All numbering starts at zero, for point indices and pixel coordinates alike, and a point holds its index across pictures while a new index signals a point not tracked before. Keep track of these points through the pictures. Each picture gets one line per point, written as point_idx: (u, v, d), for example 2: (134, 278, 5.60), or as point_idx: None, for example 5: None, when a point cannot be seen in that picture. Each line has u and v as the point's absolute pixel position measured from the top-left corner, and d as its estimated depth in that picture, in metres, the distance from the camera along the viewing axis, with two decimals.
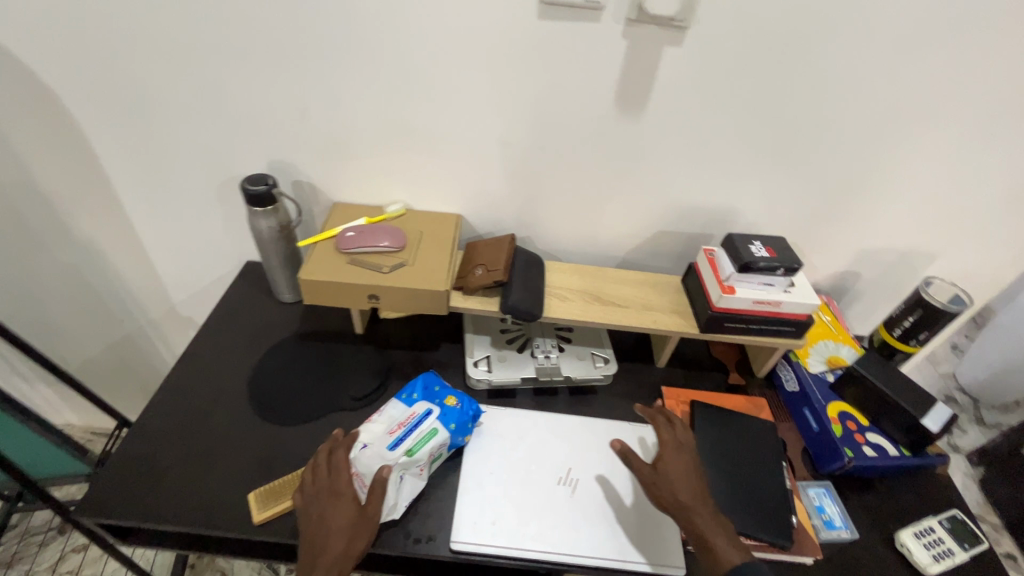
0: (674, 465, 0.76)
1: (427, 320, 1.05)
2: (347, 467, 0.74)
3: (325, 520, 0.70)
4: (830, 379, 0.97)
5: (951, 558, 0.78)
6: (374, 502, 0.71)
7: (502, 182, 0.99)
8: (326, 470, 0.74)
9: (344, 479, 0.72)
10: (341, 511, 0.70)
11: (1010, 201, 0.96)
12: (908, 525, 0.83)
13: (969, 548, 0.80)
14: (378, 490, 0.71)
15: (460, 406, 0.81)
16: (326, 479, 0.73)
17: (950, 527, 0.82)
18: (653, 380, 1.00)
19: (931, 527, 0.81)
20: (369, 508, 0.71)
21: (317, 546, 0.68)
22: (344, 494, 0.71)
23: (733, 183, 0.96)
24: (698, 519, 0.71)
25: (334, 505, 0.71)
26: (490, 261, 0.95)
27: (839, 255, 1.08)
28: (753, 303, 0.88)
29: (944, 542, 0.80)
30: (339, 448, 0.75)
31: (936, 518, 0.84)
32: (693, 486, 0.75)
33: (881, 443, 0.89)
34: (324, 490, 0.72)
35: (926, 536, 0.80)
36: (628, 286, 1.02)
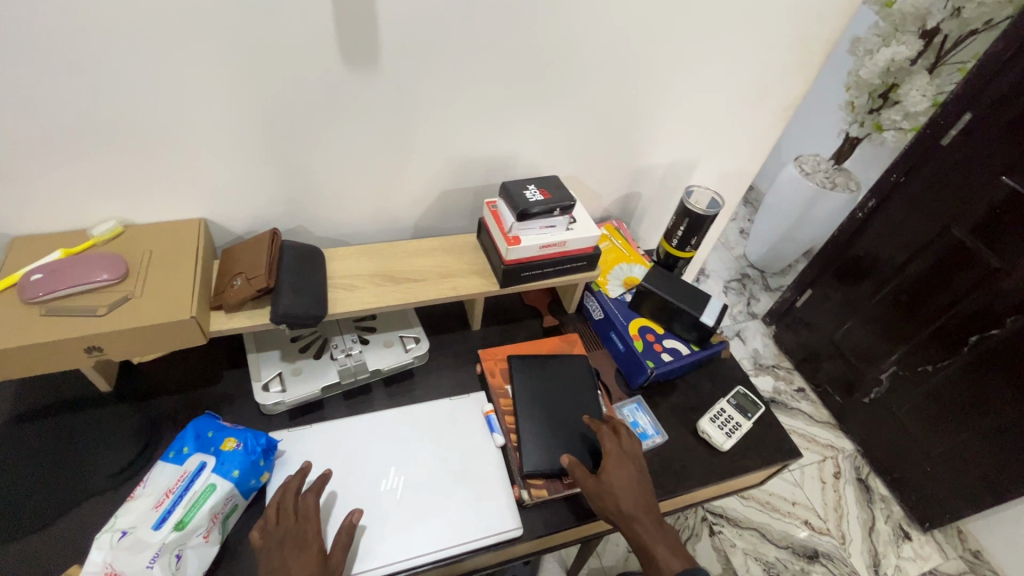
0: (619, 475, 0.74)
1: (199, 351, 0.88)
2: (316, 514, 0.67)
3: (285, 569, 0.61)
4: (628, 299, 1.02)
5: (739, 431, 0.90)
6: (341, 550, 0.64)
7: (243, 172, 0.82)
8: (292, 513, 0.66)
9: (313, 528, 0.65)
10: (304, 563, 0.61)
11: (739, 104, 1.07)
12: (706, 411, 0.94)
13: (751, 416, 0.93)
14: (346, 535, 0.65)
15: (241, 447, 0.70)
16: (293, 523, 0.65)
17: (736, 403, 0.94)
18: (470, 346, 0.97)
19: (722, 408, 0.93)
20: (335, 557, 0.64)
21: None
22: (310, 540, 0.64)
23: (502, 129, 0.93)
24: (642, 527, 0.70)
25: (297, 555, 0.62)
26: (249, 267, 0.80)
27: (618, 180, 1.13)
28: (540, 248, 0.88)
29: (733, 418, 0.92)
30: (310, 494, 0.69)
31: (725, 398, 0.95)
32: (637, 494, 0.73)
33: (676, 346, 0.97)
34: (289, 539, 0.64)
35: (719, 418, 0.91)
36: (422, 256, 0.95)
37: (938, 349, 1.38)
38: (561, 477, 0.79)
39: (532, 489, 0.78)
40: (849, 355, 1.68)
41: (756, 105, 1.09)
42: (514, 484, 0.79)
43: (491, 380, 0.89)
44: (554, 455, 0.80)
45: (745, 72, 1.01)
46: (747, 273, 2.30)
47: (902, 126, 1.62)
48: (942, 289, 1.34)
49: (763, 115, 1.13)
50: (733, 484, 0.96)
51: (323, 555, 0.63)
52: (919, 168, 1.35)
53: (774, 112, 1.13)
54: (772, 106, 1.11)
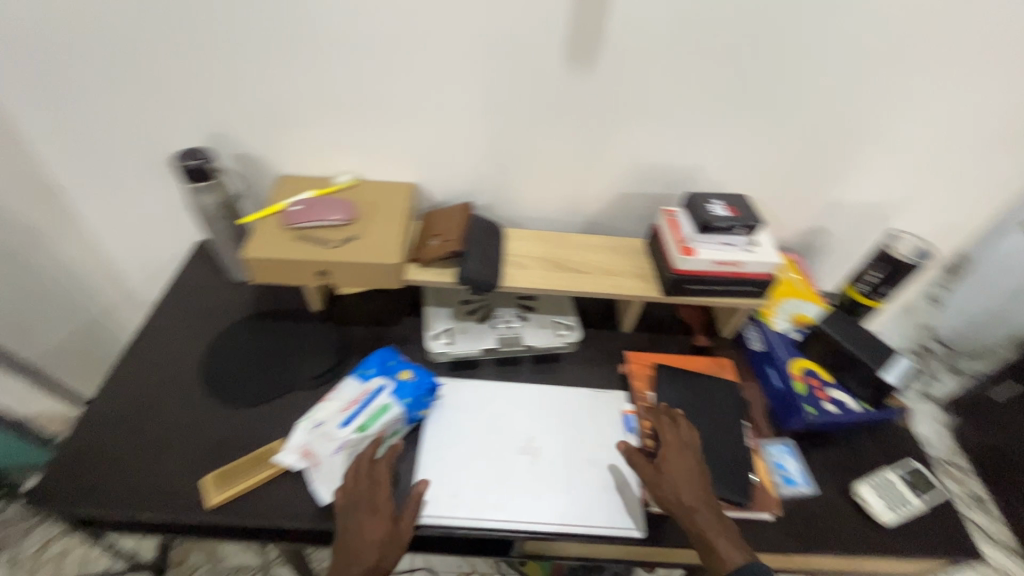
0: (678, 465, 0.74)
1: (388, 294, 1.02)
2: (387, 483, 0.72)
3: (360, 530, 0.68)
4: (795, 337, 0.97)
5: (906, 509, 0.80)
6: (409, 516, 0.70)
7: (457, 149, 0.94)
8: (368, 477, 0.72)
9: (384, 494, 0.71)
10: (377, 527, 0.68)
11: (979, 149, 0.94)
12: (867, 476, 0.85)
13: (926, 499, 0.82)
14: (413, 503, 0.70)
15: (414, 380, 0.80)
16: (367, 488, 0.71)
17: (908, 478, 0.83)
18: (618, 346, 0.99)
19: (887, 478, 0.83)
20: (404, 523, 0.70)
21: (351, 555, 0.67)
22: (382, 508, 0.70)
23: (696, 141, 0.93)
24: (701, 520, 0.70)
25: (371, 518, 0.69)
26: (446, 231, 0.92)
27: (806, 212, 1.06)
28: (714, 264, 0.86)
29: (901, 494, 0.81)
30: (381, 459, 0.74)
31: (895, 469, 0.85)
32: (696, 486, 0.73)
33: (843, 399, 0.89)
34: (362, 502, 0.70)
35: (883, 488, 0.82)
36: (591, 251, 0.99)
37: None
38: None
39: None
40: None
41: (1001, 153, 0.95)
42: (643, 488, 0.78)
43: (635, 382, 0.91)
44: None
45: (997, 114, 0.88)
46: (930, 348, 1.98)
47: None
48: None
49: (1007, 167, 0.97)
50: (883, 567, 0.85)
51: (394, 521, 0.70)
52: None
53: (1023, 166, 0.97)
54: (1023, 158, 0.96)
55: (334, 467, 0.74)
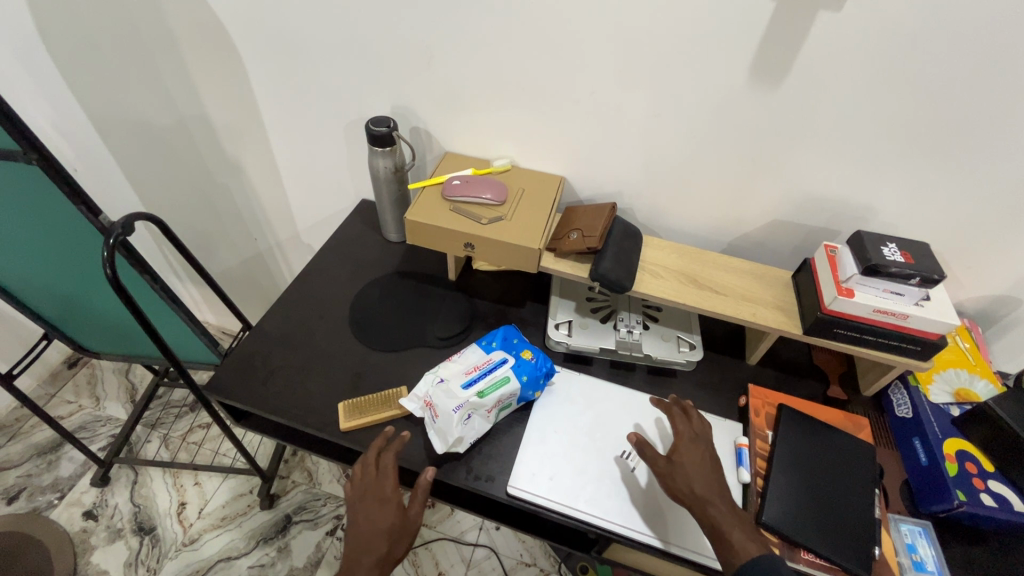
0: (689, 455, 0.73)
1: (516, 277, 1.07)
2: (393, 477, 0.77)
3: (372, 519, 0.75)
4: (954, 413, 0.85)
5: None
6: (416, 505, 0.76)
7: (612, 150, 0.96)
8: (378, 470, 0.77)
9: (390, 486, 0.76)
10: (386, 515, 0.75)
11: None
12: None
13: None
14: (420, 493, 0.76)
15: (534, 360, 0.84)
16: (377, 480, 0.77)
17: None
18: (740, 376, 0.94)
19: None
20: (412, 510, 0.76)
21: (364, 544, 0.74)
22: (390, 501, 0.75)
23: (877, 177, 0.85)
24: (712, 509, 0.67)
25: (380, 509, 0.75)
26: (587, 226, 0.93)
27: (998, 276, 0.92)
28: (873, 311, 0.79)
29: None
30: (387, 451, 0.78)
31: None
32: (711, 478, 0.71)
33: (1003, 493, 0.76)
34: (371, 492, 0.76)
35: None
36: (729, 273, 0.96)
37: None
38: (800, 549, 0.72)
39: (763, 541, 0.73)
40: None
41: None
42: None
43: (753, 417, 0.86)
44: (802, 523, 0.73)
45: None
46: None
47: None
48: None
49: None
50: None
51: (402, 509, 0.76)
52: None
53: None
54: None
55: (450, 423, 0.77)
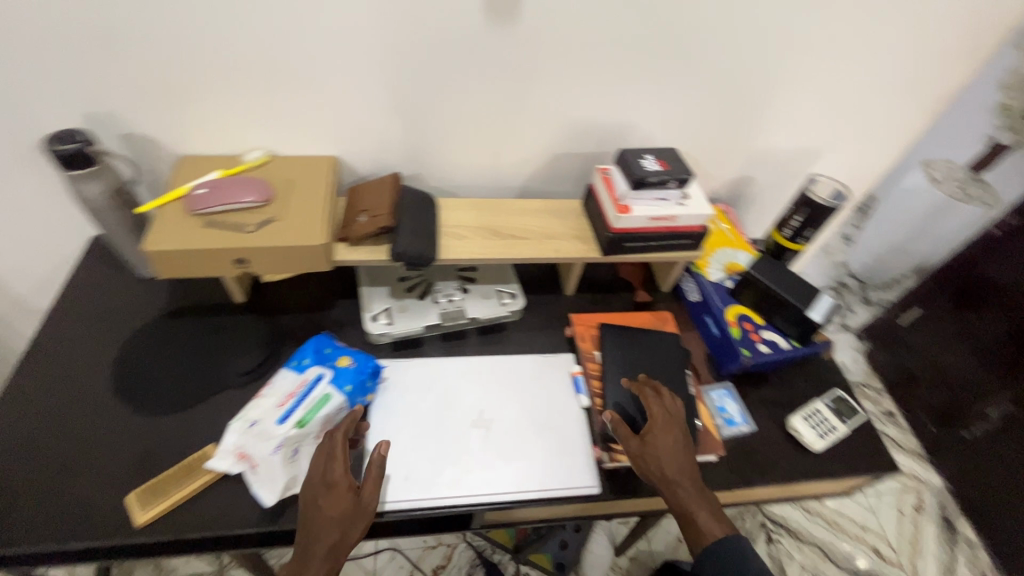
0: (664, 440, 0.74)
1: (317, 278, 0.96)
2: (345, 457, 0.67)
3: (319, 508, 0.64)
4: (729, 285, 0.99)
5: (834, 434, 0.86)
6: (371, 485, 0.66)
7: (377, 116, 0.88)
8: (328, 453, 0.67)
9: (339, 467, 0.66)
10: (336, 502, 0.64)
11: (889, 92, 0.98)
12: (798, 409, 0.90)
13: (849, 423, 0.88)
14: (375, 468, 0.66)
15: (353, 365, 0.75)
16: (325, 465, 0.66)
17: (833, 406, 0.90)
18: (562, 310, 0.99)
19: (816, 408, 0.89)
20: (366, 493, 0.65)
21: (311, 536, 0.62)
22: (338, 484, 0.65)
23: (626, 95, 0.91)
24: (682, 493, 0.72)
25: (328, 493, 0.64)
26: (375, 206, 0.86)
27: (734, 162, 1.08)
28: (649, 220, 0.87)
29: (828, 420, 0.88)
30: (343, 431, 0.69)
31: (822, 399, 0.91)
32: (681, 460, 0.74)
33: (774, 339, 0.94)
34: (319, 478, 0.66)
35: (813, 418, 0.88)
36: (527, 216, 0.97)
37: None
38: None
39: (613, 453, 0.79)
40: (956, 387, 1.54)
41: (908, 96, 1.00)
42: (595, 446, 0.80)
43: (581, 344, 0.91)
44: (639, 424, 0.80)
45: (905, 56, 0.92)
46: (845, 282, 2.18)
47: None
48: None
49: (913, 109, 1.03)
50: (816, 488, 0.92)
51: (358, 492, 0.65)
52: None
53: (926, 108, 1.03)
54: (927, 98, 1.01)
55: (273, 468, 0.67)
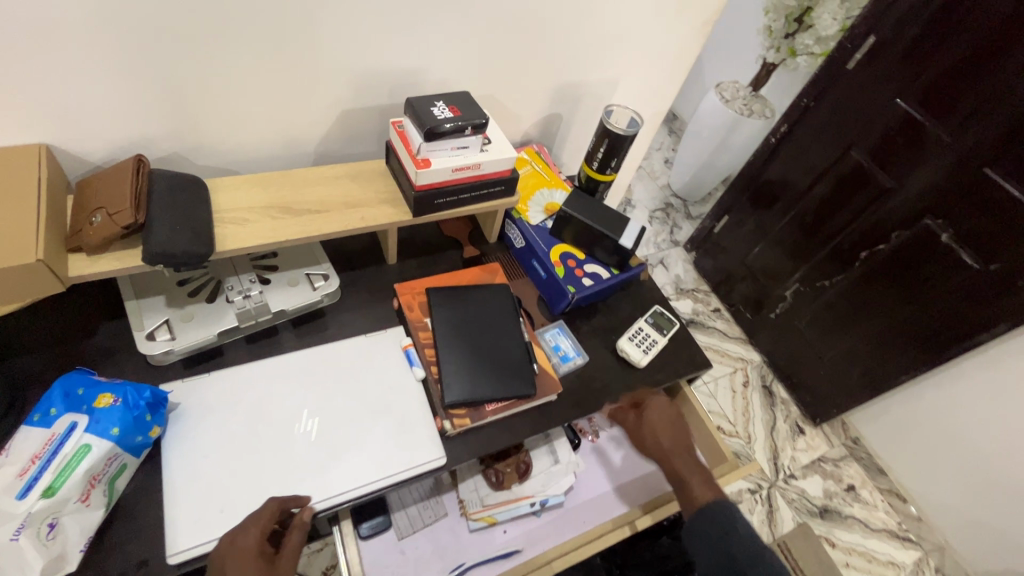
0: (655, 413, 0.89)
1: (64, 301, 0.76)
2: (268, 519, 0.62)
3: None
4: (550, 225, 0.99)
5: (656, 347, 0.93)
6: (290, 552, 0.63)
7: (91, 85, 0.68)
8: (246, 519, 0.61)
9: (258, 532, 0.60)
10: (246, 567, 0.58)
11: (662, 17, 1.03)
12: (624, 332, 0.96)
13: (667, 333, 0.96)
14: (298, 535, 0.63)
15: (119, 402, 0.61)
16: (240, 531, 0.60)
17: (652, 321, 0.97)
18: (388, 281, 0.92)
19: (639, 327, 0.95)
20: (283, 561, 0.62)
21: None
22: (252, 551, 0.59)
23: (407, 36, 0.82)
24: (676, 461, 0.85)
25: (238, 558, 0.58)
26: (111, 200, 0.68)
27: (538, 100, 1.07)
28: (453, 172, 0.81)
29: (649, 335, 0.94)
30: (280, 500, 0.64)
31: (642, 317, 0.97)
32: (676, 433, 0.88)
33: (597, 271, 0.96)
34: (232, 547, 0.59)
35: (637, 336, 0.94)
36: (323, 184, 0.86)
37: (835, 266, 1.51)
38: (485, 404, 0.79)
39: (454, 419, 0.76)
40: (758, 276, 1.79)
41: (678, 19, 1.05)
42: (437, 416, 0.77)
43: (409, 314, 0.85)
44: (477, 384, 0.78)
45: None
46: (670, 203, 2.37)
47: (814, 50, 1.75)
48: (840, 209, 1.45)
49: (687, 32, 1.09)
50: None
51: (270, 557, 0.61)
52: (826, 93, 1.40)
53: (698, 30, 1.10)
54: (696, 20, 1.07)
55: (21, 556, 0.53)
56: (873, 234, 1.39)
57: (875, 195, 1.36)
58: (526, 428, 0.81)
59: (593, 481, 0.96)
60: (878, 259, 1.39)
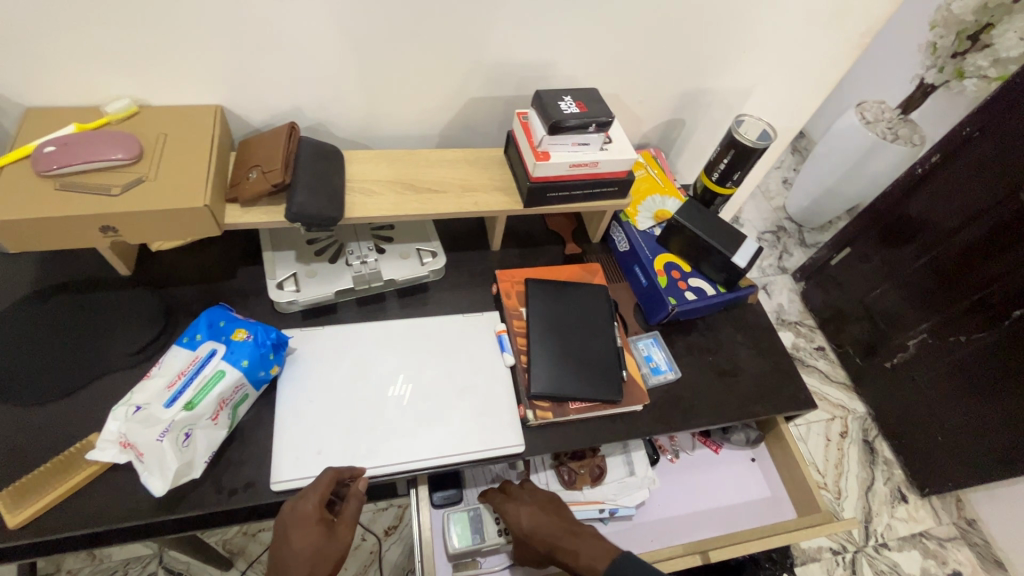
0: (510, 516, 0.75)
1: (215, 244, 0.87)
2: (325, 489, 0.64)
3: (287, 542, 0.61)
4: (657, 233, 0.96)
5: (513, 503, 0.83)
6: (347, 518, 0.65)
7: (263, 55, 0.77)
8: (305, 488, 0.65)
9: (315, 501, 0.63)
10: (306, 534, 0.61)
11: (813, 25, 0.95)
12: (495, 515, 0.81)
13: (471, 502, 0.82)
14: (353, 503, 0.65)
15: (251, 338, 0.69)
16: (300, 499, 0.64)
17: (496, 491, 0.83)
18: (489, 266, 0.94)
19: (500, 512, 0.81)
20: (341, 528, 0.65)
21: (281, 569, 0.60)
22: (312, 518, 0.62)
23: (543, 29, 0.83)
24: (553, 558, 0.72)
25: (298, 525, 0.62)
26: (266, 159, 0.76)
27: (662, 104, 1.04)
28: (570, 166, 0.82)
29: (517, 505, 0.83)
30: (331, 473, 0.65)
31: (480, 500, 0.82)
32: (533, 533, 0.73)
33: (701, 286, 0.92)
34: (290, 517, 0.62)
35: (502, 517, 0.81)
36: (443, 167, 0.90)
37: (979, 321, 1.32)
38: (569, 402, 0.78)
39: (537, 410, 0.77)
40: (878, 318, 1.62)
41: (832, 29, 0.97)
42: (520, 405, 0.78)
43: (506, 301, 0.87)
44: (564, 380, 0.79)
45: None
46: (784, 226, 2.20)
47: (988, 73, 1.55)
48: (994, 257, 1.26)
49: (839, 43, 0.99)
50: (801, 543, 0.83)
51: (330, 523, 0.64)
52: (997, 123, 1.22)
53: (853, 42, 1.00)
54: (853, 31, 0.98)
55: (163, 455, 0.61)
56: None
57: None
58: (605, 433, 0.80)
59: (666, 501, 0.92)
60: None
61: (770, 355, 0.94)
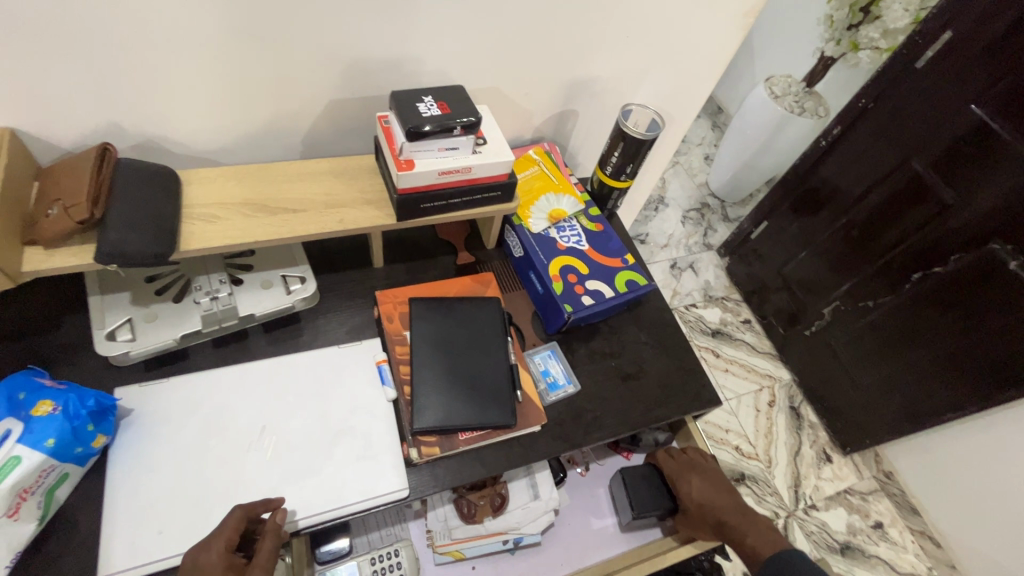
0: (696, 495, 0.87)
1: (29, 294, 0.73)
2: (233, 531, 0.58)
3: None
4: (552, 236, 0.91)
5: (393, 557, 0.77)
6: (261, 561, 0.57)
7: (52, 68, 0.64)
8: (210, 536, 0.57)
9: (220, 548, 0.56)
10: None
11: (696, 6, 0.90)
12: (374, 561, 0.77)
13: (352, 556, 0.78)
14: (269, 539, 0.58)
15: (59, 411, 0.58)
16: (202, 549, 0.56)
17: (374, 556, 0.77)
18: (372, 287, 0.86)
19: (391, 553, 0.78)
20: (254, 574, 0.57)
21: None
22: (217, 567, 0.55)
23: (398, 22, 0.74)
24: (731, 530, 0.84)
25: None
26: (68, 192, 0.64)
27: (550, 95, 0.98)
28: (440, 174, 0.74)
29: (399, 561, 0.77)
30: (239, 513, 0.59)
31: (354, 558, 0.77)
32: (717, 500, 0.86)
33: (599, 288, 0.87)
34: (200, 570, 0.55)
35: (383, 562, 0.77)
36: (305, 181, 0.80)
37: (885, 284, 1.35)
38: (458, 432, 0.72)
39: (422, 447, 0.70)
40: (796, 289, 1.65)
41: (715, 9, 0.93)
42: (404, 442, 0.71)
43: (388, 326, 0.79)
44: (452, 409, 0.72)
45: None
46: (708, 203, 2.20)
47: (879, 45, 1.57)
48: (897, 221, 1.29)
49: (724, 25, 0.96)
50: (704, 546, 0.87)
51: (239, 569, 0.57)
52: (887, 94, 1.24)
53: (738, 22, 0.96)
54: (736, 10, 0.94)
55: None
56: (929, 255, 1.23)
57: (935, 212, 1.21)
58: (500, 462, 0.74)
59: (572, 516, 0.97)
60: (932, 281, 1.23)
61: (675, 353, 0.91)
